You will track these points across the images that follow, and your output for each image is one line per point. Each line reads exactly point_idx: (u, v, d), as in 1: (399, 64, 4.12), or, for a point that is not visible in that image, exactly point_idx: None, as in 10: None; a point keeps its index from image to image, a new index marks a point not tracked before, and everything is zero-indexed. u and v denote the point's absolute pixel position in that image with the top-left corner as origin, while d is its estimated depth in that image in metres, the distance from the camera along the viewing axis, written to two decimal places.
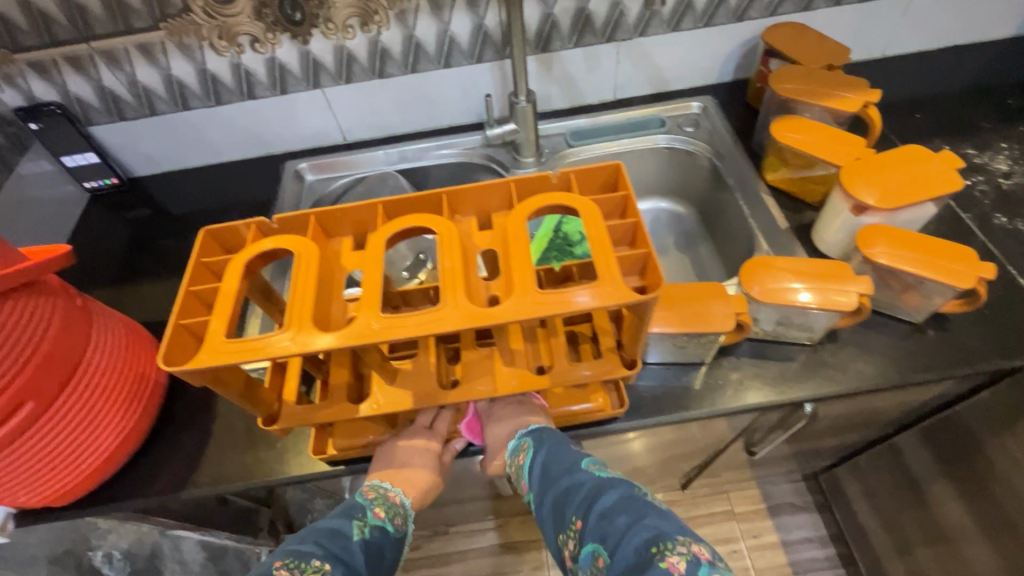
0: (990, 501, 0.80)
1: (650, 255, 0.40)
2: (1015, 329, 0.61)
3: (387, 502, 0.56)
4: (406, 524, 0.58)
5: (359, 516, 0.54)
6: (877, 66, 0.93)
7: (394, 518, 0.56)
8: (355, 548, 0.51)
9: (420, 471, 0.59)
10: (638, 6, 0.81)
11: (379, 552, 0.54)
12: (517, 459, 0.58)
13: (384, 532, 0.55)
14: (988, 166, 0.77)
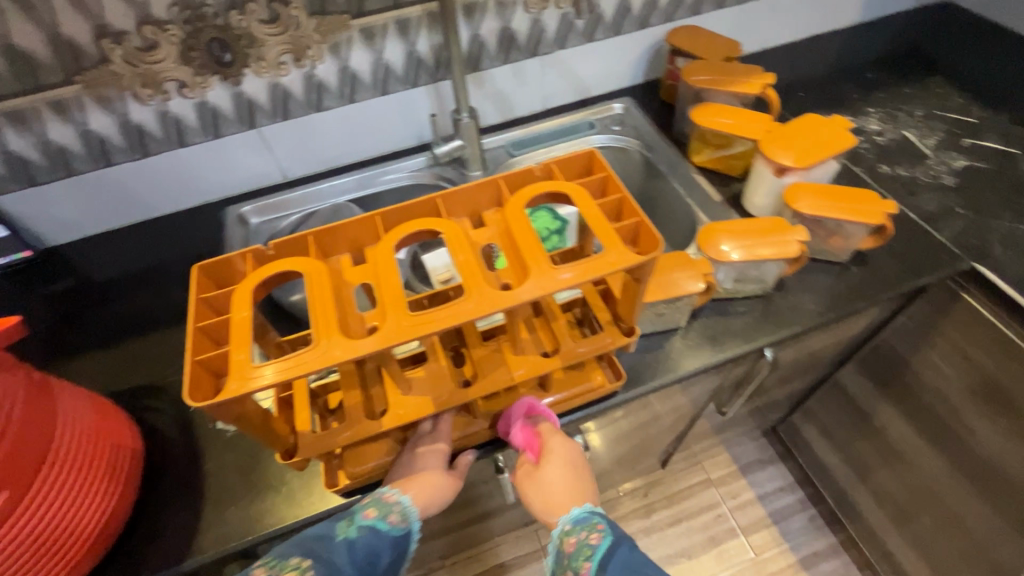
0: (924, 410, 0.92)
1: (643, 223, 0.44)
2: (918, 254, 0.73)
3: (378, 502, 0.53)
4: (410, 524, 0.54)
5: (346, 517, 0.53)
6: (758, 58, 1.07)
7: (390, 518, 0.53)
8: (337, 551, 0.50)
9: (434, 479, 0.55)
10: (555, 22, 0.88)
11: (372, 553, 0.51)
12: (580, 537, 0.55)
13: (377, 533, 0.52)
14: (865, 128, 0.91)
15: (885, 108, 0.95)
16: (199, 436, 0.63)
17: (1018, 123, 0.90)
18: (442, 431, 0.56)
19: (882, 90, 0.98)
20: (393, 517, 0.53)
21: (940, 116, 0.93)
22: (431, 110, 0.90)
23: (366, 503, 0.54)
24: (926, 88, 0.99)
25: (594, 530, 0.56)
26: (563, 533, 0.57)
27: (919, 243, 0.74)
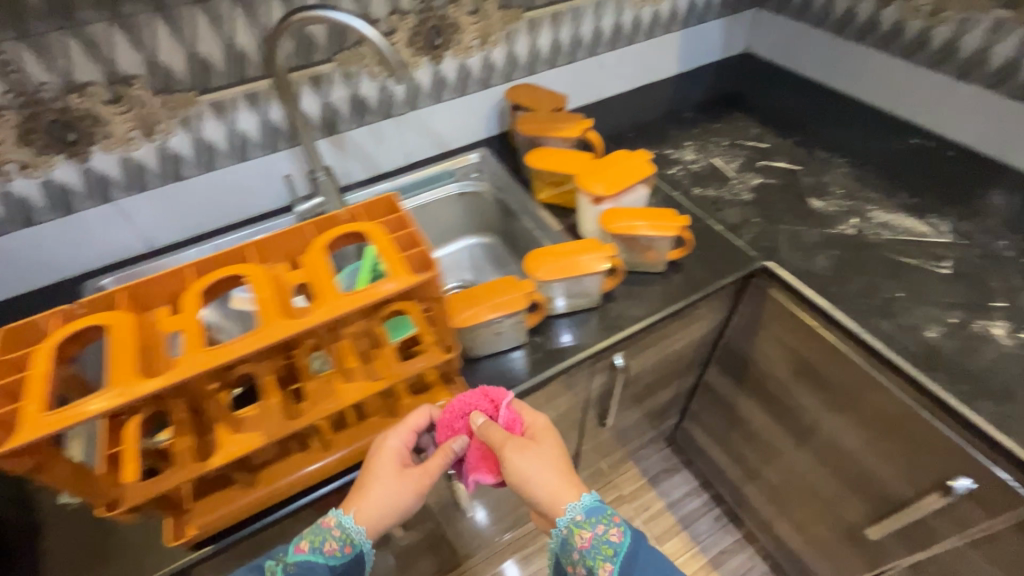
0: (769, 396, 1.04)
1: (424, 252, 0.51)
2: (722, 259, 0.85)
3: (309, 534, 0.57)
4: (347, 548, 0.57)
5: (280, 554, 0.56)
6: (598, 106, 1.23)
7: (325, 546, 0.57)
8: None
9: (380, 490, 0.59)
10: (402, 87, 0.98)
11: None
12: (594, 530, 0.58)
13: (314, 564, 0.56)
14: (682, 158, 1.07)
15: (699, 141, 1.11)
16: (41, 513, 0.61)
17: (800, 144, 1.09)
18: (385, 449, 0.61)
19: (696, 127, 1.16)
20: (329, 546, 0.57)
21: (741, 144, 1.10)
22: (284, 173, 0.95)
23: (304, 534, 0.57)
24: (731, 122, 1.17)
25: (611, 524, 0.59)
26: (571, 525, 0.59)
27: (723, 249, 0.87)
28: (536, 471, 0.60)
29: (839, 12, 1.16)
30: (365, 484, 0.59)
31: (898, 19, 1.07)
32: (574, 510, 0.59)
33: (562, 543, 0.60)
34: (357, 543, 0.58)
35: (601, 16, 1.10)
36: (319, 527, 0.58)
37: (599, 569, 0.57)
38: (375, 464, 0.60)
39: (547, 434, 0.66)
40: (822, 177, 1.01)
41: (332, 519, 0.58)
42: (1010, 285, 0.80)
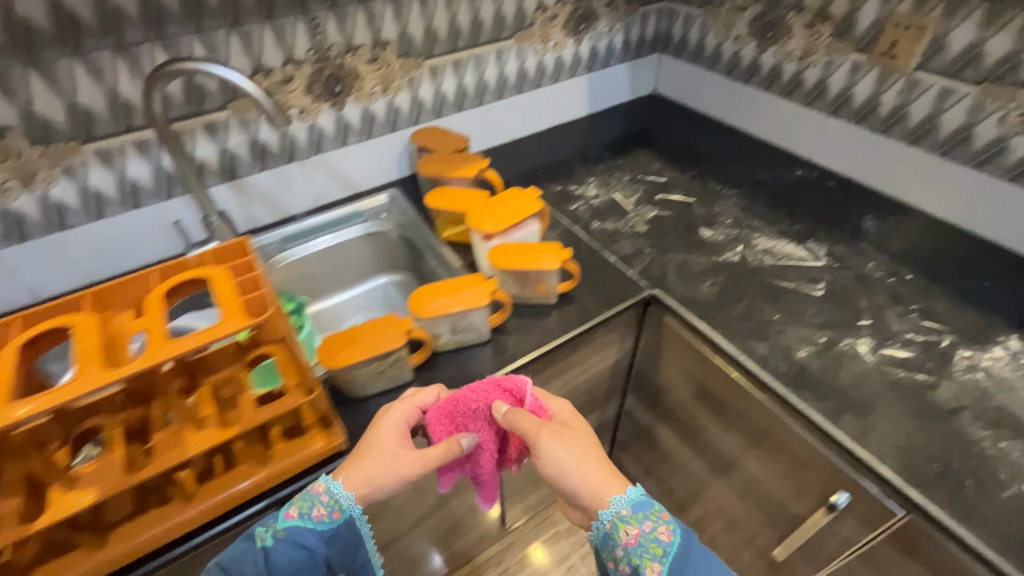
0: (680, 421, 1.05)
1: (263, 297, 0.52)
2: (613, 289, 0.88)
3: (299, 500, 0.62)
4: (333, 513, 0.62)
5: (270, 520, 0.61)
6: (510, 146, 1.27)
7: (312, 512, 0.62)
8: (258, 559, 0.58)
9: (375, 461, 0.64)
10: (304, 132, 1.00)
11: (299, 546, 0.60)
12: (641, 528, 0.60)
13: (303, 528, 0.61)
14: (584, 194, 1.11)
15: (603, 177, 1.17)
16: None
17: (695, 178, 1.15)
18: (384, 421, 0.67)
19: (601, 164, 1.21)
20: (317, 512, 0.62)
21: (642, 179, 1.16)
22: (176, 218, 0.93)
23: (294, 501, 0.62)
24: (635, 159, 1.23)
25: (659, 523, 0.60)
26: (616, 522, 0.61)
27: (614, 280, 0.90)
28: (569, 464, 0.64)
29: (726, 56, 1.25)
30: (364, 455, 0.64)
31: (775, 63, 1.16)
32: (620, 504, 0.61)
33: (607, 539, 0.62)
34: (345, 508, 0.63)
35: (503, 62, 1.16)
36: (308, 493, 0.63)
37: (646, 568, 0.58)
38: (374, 437, 0.66)
39: (581, 423, 0.69)
40: (713, 208, 1.06)
41: (318, 485, 0.63)
42: (876, 304, 0.85)
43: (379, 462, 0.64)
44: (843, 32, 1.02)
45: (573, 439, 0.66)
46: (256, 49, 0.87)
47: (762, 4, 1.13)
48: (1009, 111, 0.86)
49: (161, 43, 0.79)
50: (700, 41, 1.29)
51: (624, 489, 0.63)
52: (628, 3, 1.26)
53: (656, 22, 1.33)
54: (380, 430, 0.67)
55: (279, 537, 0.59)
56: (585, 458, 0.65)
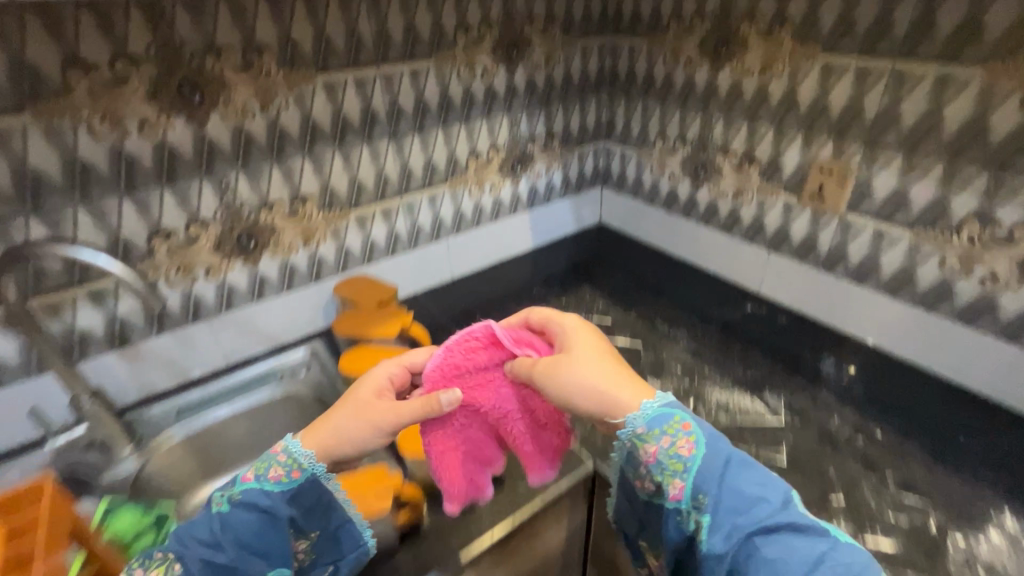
0: None
1: None
2: None
3: (255, 462, 0.57)
4: (294, 472, 0.57)
5: (228, 485, 0.57)
6: (450, 286, 1.21)
7: (270, 474, 0.56)
8: (213, 525, 0.53)
9: (345, 416, 0.60)
10: (212, 291, 0.92)
11: (251, 516, 0.53)
12: (660, 444, 0.58)
13: (259, 491, 0.55)
14: None
15: None
16: None
17: (642, 318, 1.09)
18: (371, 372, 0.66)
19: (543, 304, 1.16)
20: (274, 473, 0.56)
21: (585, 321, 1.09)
22: (32, 404, 0.79)
23: (253, 464, 0.58)
24: (579, 297, 1.18)
25: (679, 438, 0.58)
26: (635, 438, 0.59)
27: None
28: (576, 384, 0.61)
29: (663, 191, 1.25)
30: (335, 415, 0.61)
31: (710, 200, 1.15)
32: (636, 423, 0.59)
33: (628, 458, 0.60)
34: (307, 467, 0.57)
35: (437, 206, 1.13)
36: (267, 453, 0.59)
37: (669, 484, 0.56)
38: (346, 395, 0.63)
39: (580, 338, 0.65)
40: (660, 354, 0.99)
41: (277, 445, 0.59)
42: (847, 474, 0.75)
43: (352, 415, 0.60)
44: (770, 174, 1.02)
45: (577, 358, 0.63)
46: (155, 213, 0.81)
47: (690, 147, 1.15)
48: (947, 255, 0.83)
49: (37, 215, 0.72)
50: (637, 178, 1.30)
51: (641, 395, 0.61)
52: (564, 145, 1.28)
53: (593, 161, 1.36)
54: (352, 388, 0.63)
55: (235, 502, 0.54)
56: (597, 371, 0.62)
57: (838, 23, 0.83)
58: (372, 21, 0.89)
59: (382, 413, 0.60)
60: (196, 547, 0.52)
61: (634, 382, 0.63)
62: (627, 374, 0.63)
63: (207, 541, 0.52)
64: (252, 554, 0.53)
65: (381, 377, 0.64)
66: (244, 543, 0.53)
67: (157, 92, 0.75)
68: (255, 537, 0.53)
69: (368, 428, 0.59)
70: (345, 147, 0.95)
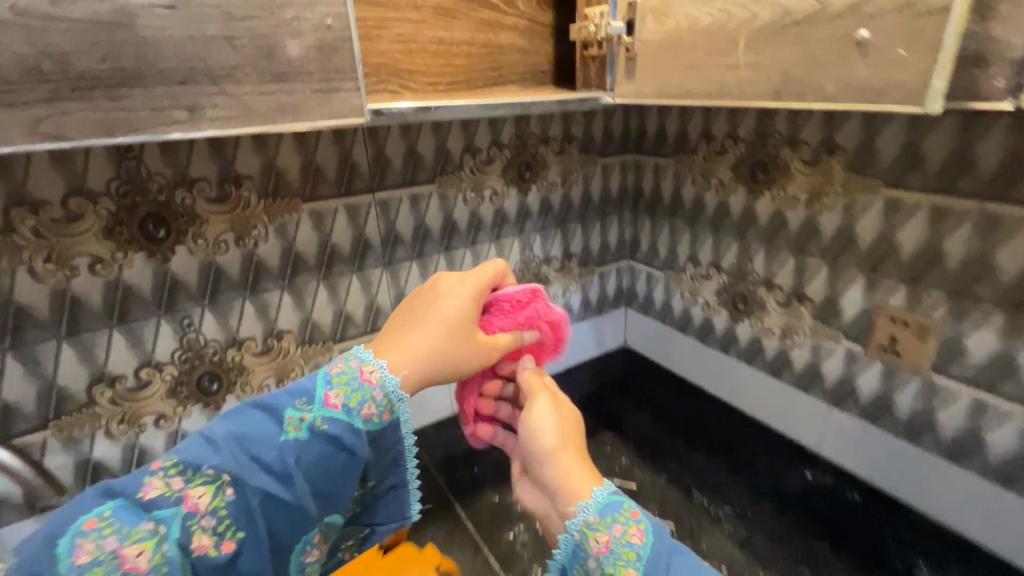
0: None
1: None
2: None
3: (342, 385, 0.52)
4: (383, 416, 0.53)
5: (304, 402, 0.51)
6: (448, 424, 1.05)
7: (360, 408, 0.52)
8: (287, 450, 0.48)
9: (447, 336, 0.56)
10: (162, 441, 0.78)
11: (326, 456, 0.49)
12: (603, 530, 0.47)
13: (345, 425, 0.51)
14: (528, 509, 0.85)
15: None
16: None
17: (675, 482, 0.90)
18: (449, 289, 0.59)
19: None
20: (366, 410, 0.52)
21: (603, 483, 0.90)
22: None
23: (333, 382, 0.52)
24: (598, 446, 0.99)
25: (630, 523, 0.47)
26: (584, 526, 0.48)
27: None
28: (543, 417, 0.57)
29: (696, 321, 1.10)
30: (433, 332, 0.56)
31: (752, 337, 0.99)
32: (585, 510, 0.48)
33: (575, 553, 0.49)
34: (396, 411, 0.54)
35: None
36: (350, 373, 0.53)
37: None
38: (434, 305, 0.57)
39: (564, 414, 0.58)
40: (698, 541, 0.78)
41: (367, 369, 0.53)
42: None
43: (455, 340, 0.57)
44: (825, 317, 0.85)
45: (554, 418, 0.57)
46: (100, 358, 0.71)
47: (726, 276, 1.01)
48: None
49: None
50: (666, 302, 1.15)
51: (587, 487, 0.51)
52: (582, 266, 1.16)
53: (616, 281, 1.23)
54: (448, 302, 0.58)
55: (317, 433, 0.49)
56: (567, 428, 0.57)
57: (902, 155, 0.71)
58: (368, 148, 0.82)
59: (482, 343, 0.59)
60: (265, 474, 0.47)
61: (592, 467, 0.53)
62: (585, 463, 0.53)
63: (277, 470, 0.47)
64: (318, 496, 0.50)
65: (477, 300, 0.59)
66: (315, 481, 0.49)
67: (115, 228, 0.67)
68: (327, 476, 0.49)
69: (475, 361, 0.58)
70: (331, 278, 0.85)
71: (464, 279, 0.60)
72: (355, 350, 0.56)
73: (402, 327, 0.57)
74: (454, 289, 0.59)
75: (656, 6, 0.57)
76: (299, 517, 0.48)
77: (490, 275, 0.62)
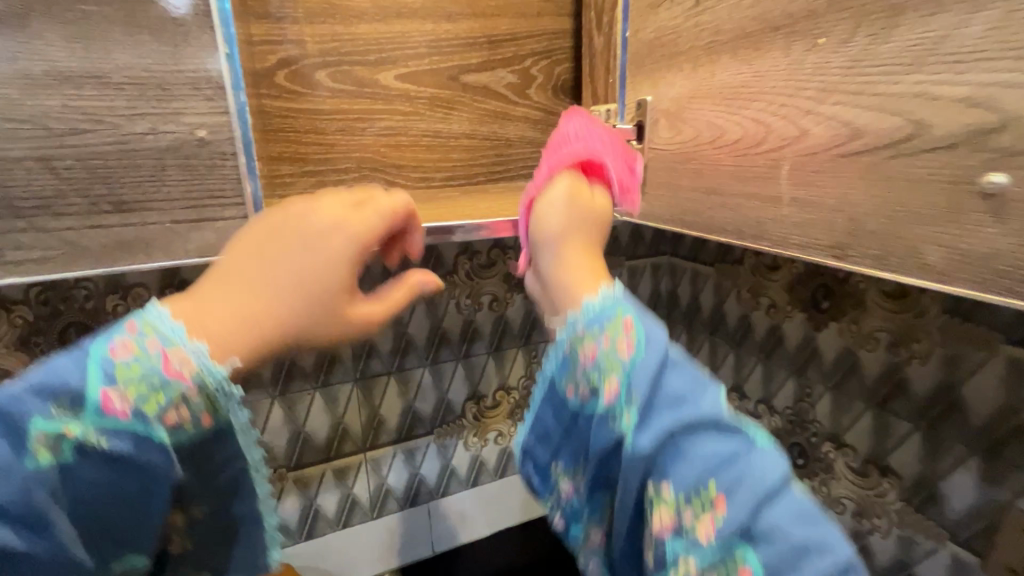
0: None
1: None
2: None
3: (138, 372, 0.29)
4: (209, 418, 0.31)
5: (65, 405, 0.27)
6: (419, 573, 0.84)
7: (167, 410, 0.29)
8: (30, 489, 0.26)
9: (285, 295, 0.33)
10: None
11: (109, 485, 0.28)
12: (595, 340, 0.33)
13: (145, 434, 0.29)
14: None
15: None
16: None
17: None
18: (314, 215, 0.35)
19: None
20: (175, 417, 0.29)
21: None
22: None
23: (117, 372, 0.28)
24: None
25: (626, 330, 0.33)
26: (580, 329, 0.34)
27: None
28: (554, 197, 0.40)
29: None
30: (276, 295, 0.33)
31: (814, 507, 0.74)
32: (575, 316, 0.35)
33: (557, 358, 0.36)
34: (227, 410, 0.32)
35: (415, 462, 0.83)
36: (146, 359, 0.29)
37: (601, 384, 0.33)
38: (286, 240, 0.34)
39: (586, 200, 0.40)
40: None
41: (177, 356, 0.30)
42: None
43: (297, 313, 0.33)
44: (918, 501, 0.62)
45: (573, 197, 0.40)
46: None
47: (779, 419, 0.79)
48: None
49: None
50: None
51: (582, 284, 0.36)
52: None
53: None
54: (309, 252, 0.34)
55: (88, 455, 0.28)
56: (584, 224, 0.40)
57: None
58: None
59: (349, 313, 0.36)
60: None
61: (599, 268, 0.38)
62: (593, 260, 0.38)
63: (14, 517, 0.26)
64: (93, 539, 0.29)
65: (356, 259, 0.36)
66: (84, 525, 0.28)
67: (31, 337, 0.58)
68: (108, 510, 0.29)
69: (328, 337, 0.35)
70: (290, 396, 0.73)
71: (340, 223, 0.36)
72: (152, 316, 0.31)
73: (219, 275, 0.33)
74: (322, 235, 0.35)
75: (671, 109, 0.43)
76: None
77: (382, 230, 0.38)
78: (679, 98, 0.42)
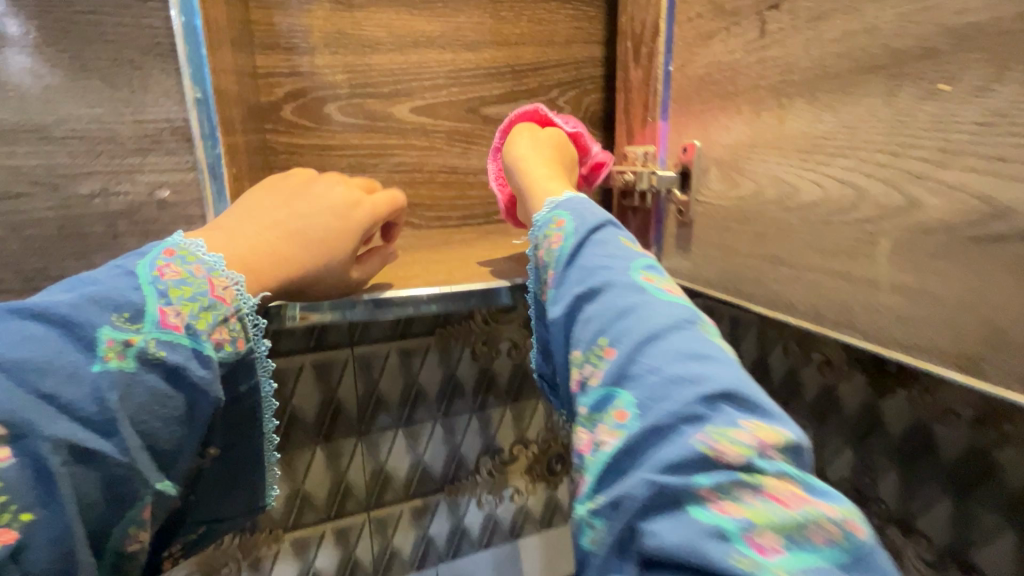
0: None
1: None
2: None
3: (189, 291, 0.31)
4: (244, 345, 0.34)
5: (125, 318, 0.29)
6: None
7: (215, 329, 0.32)
8: (102, 382, 0.27)
9: (294, 242, 0.37)
10: None
11: (164, 391, 0.29)
12: (538, 239, 0.37)
13: (194, 349, 0.30)
14: None
15: None
16: None
17: None
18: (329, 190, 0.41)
19: None
20: (220, 336, 0.32)
21: None
22: None
23: (171, 293, 0.31)
24: None
25: (560, 227, 0.36)
26: (535, 243, 0.38)
27: None
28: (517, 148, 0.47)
29: None
30: (295, 239, 0.37)
31: None
32: (535, 229, 0.38)
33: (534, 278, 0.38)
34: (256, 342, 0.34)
35: (424, 523, 0.76)
36: (195, 283, 0.32)
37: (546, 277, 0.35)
38: (299, 198, 0.40)
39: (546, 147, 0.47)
40: None
41: (221, 283, 0.33)
42: None
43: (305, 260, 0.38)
44: None
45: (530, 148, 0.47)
46: None
47: None
48: None
49: None
50: None
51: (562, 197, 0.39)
52: None
53: None
54: (322, 212, 0.40)
55: (148, 366, 0.29)
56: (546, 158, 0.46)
57: None
58: None
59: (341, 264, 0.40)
60: (66, 421, 0.26)
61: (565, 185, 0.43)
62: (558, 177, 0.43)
63: (87, 417, 0.26)
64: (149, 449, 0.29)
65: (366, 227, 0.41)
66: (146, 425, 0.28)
67: None
68: (159, 422, 0.29)
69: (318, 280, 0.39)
70: (288, 450, 0.67)
71: (358, 203, 0.42)
72: (192, 249, 0.34)
73: (247, 215, 0.37)
74: (343, 206, 0.41)
75: (725, 158, 0.36)
76: (131, 485, 0.28)
77: (386, 215, 0.43)
78: (735, 147, 0.35)
